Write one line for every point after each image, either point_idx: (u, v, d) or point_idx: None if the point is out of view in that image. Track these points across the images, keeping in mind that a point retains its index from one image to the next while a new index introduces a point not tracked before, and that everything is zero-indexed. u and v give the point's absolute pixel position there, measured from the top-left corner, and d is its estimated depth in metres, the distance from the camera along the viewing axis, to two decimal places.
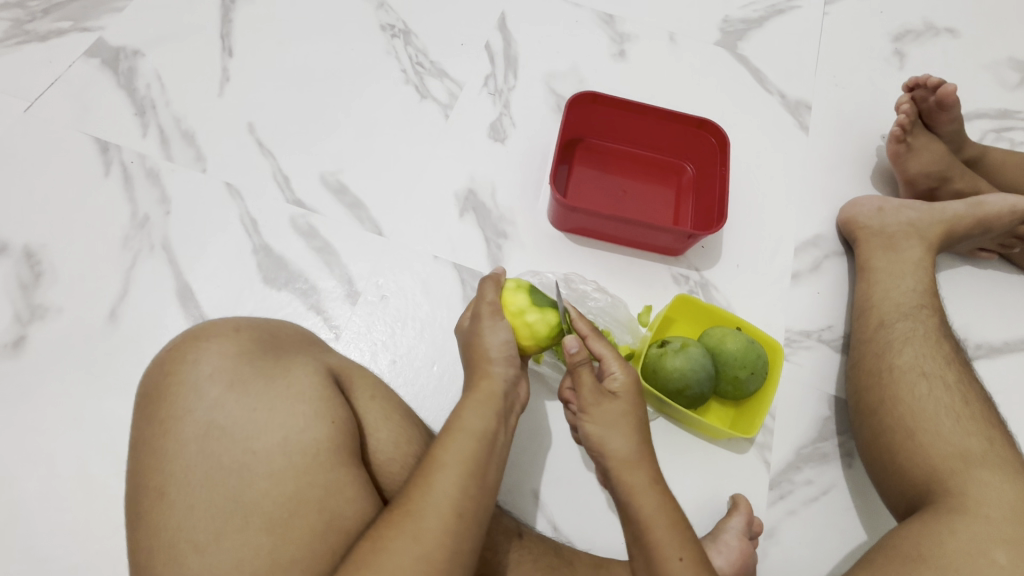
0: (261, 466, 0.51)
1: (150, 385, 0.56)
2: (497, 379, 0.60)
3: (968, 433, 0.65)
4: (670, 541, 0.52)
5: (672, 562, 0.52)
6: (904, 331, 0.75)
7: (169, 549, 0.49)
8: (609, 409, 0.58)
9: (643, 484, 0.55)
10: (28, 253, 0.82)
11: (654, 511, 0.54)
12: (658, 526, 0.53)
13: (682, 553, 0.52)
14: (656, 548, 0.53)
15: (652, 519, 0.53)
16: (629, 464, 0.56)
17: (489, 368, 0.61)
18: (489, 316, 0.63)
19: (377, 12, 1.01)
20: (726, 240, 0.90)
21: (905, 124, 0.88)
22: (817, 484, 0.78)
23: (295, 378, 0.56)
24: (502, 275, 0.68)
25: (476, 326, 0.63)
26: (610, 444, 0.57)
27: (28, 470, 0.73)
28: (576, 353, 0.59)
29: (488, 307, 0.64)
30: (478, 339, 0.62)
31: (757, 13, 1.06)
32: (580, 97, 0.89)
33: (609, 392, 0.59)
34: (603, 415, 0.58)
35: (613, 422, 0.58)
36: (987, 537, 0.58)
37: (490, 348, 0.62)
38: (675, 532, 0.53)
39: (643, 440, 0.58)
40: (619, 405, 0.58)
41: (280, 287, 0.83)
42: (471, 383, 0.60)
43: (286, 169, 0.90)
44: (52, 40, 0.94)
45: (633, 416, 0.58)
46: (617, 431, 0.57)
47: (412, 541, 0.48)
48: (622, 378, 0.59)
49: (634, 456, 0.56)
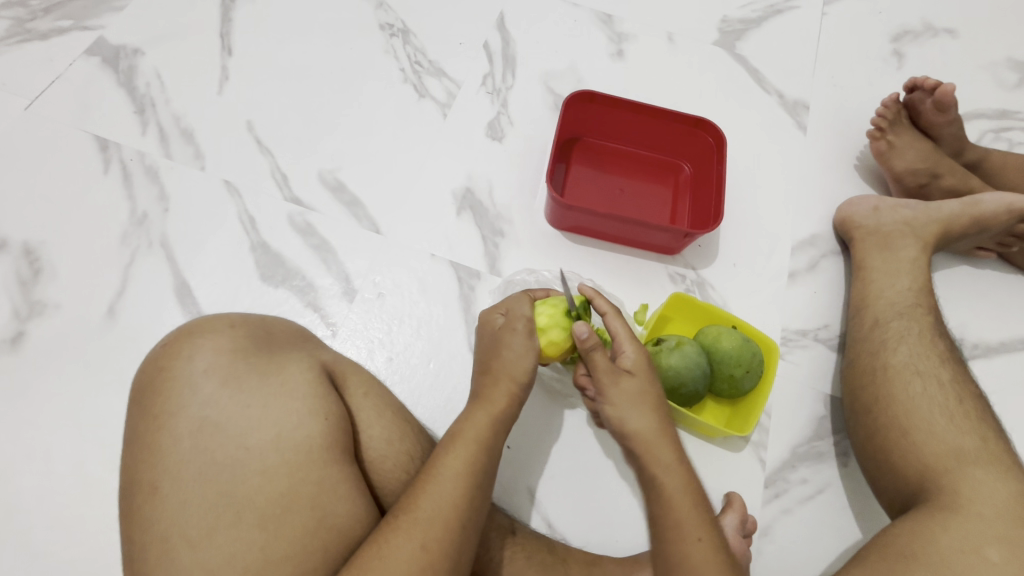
0: (255, 461, 0.52)
1: (144, 381, 0.56)
2: (509, 393, 0.61)
3: (962, 432, 0.65)
4: (689, 519, 0.53)
5: (691, 543, 0.52)
6: (899, 330, 0.75)
7: (161, 544, 0.49)
8: (624, 387, 0.60)
9: (666, 460, 0.56)
10: (28, 249, 0.83)
11: (677, 490, 0.54)
12: (679, 504, 0.53)
13: (701, 534, 0.52)
14: (675, 525, 0.53)
15: (672, 498, 0.54)
16: (651, 440, 0.57)
17: (509, 384, 0.61)
18: (523, 332, 0.65)
19: (376, 12, 1.01)
20: (723, 238, 0.90)
21: (883, 123, 0.91)
22: (813, 483, 0.78)
23: (288, 374, 0.57)
24: (521, 310, 0.67)
25: (506, 343, 0.64)
26: (630, 423, 0.58)
27: (26, 464, 0.73)
28: (586, 338, 0.61)
29: (521, 316, 0.66)
30: (504, 354, 0.64)
31: (755, 13, 1.06)
32: (577, 96, 0.89)
33: (622, 371, 0.61)
34: (620, 398, 0.59)
35: (631, 400, 0.59)
36: (980, 534, 0.58)
37: (512, 368, 0.62)
38: (695, 514, 0.53)
39: (663, 420, 0.59)
40: (633, 385, 0.60)
41: (277, 285, 0.84)
42: (480, 390, 0.62)
43: (284, 168, 0.90)
44: (54, 38, 0.95)
45: (648, 395, 0.60)
46: (635, 410, 0.59)
47: (419, 546, 0.48)
48: (634, 357, 0.62)
49: (656, 435, 0.57)
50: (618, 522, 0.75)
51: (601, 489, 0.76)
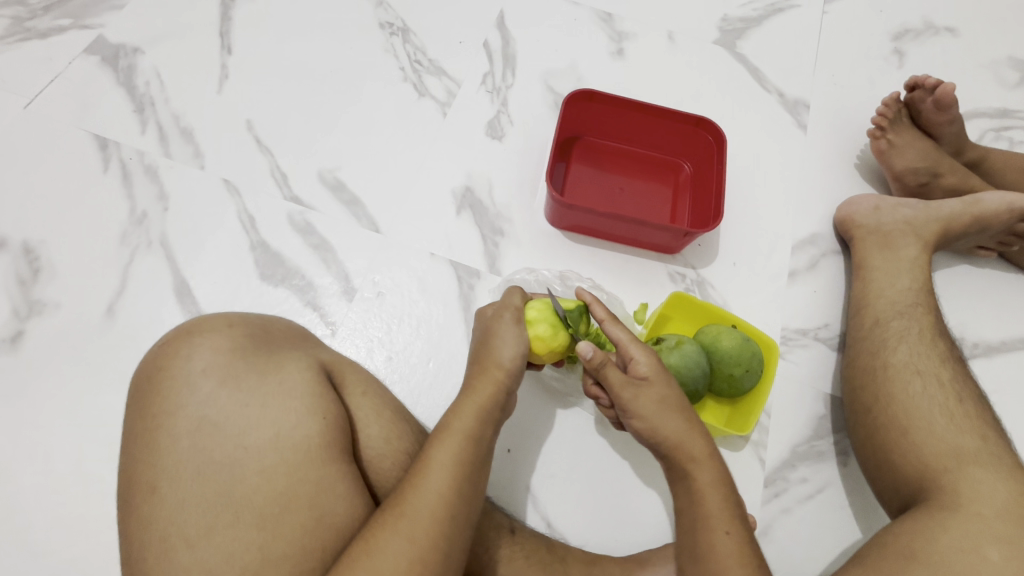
0: (253, 461, 0.52)
1: (142, 380, 0.56)
2: (497, 382, 0.61)
3: (961, 432, 0.65)
4: (717, 512, 0.53)
5: (719, 535, 0.52)
6: (898, 329, 0.74)
7: (159, 544, 0.49)
8: (647, 396, 0.59)
9: (701, 452, 0.56)
10: (27, 248, 0.83)
11: (709, 482, 0.55)
12: (710, 498, 0.54)
13: (729, 527, 0.53)
14: (705, 518, 0.53)
15: (704, 492, 0.54)
16: (683, 440, 0.56)
17: (496, 372, 0.62)
18: (511, 321, 0.66)
19: (376, 11, 1.01)
20: (723, 237, 0.90)
21: (883, 122, 0.90)
22: (812, 482, 0.78)
23: (287, 374, 0.57)
24: (513, 302, 0.69)
25: (499, 335, 0.65)
26: (663, 430, 0.57)
27: (25, 463, 0.73)
28: (592, 356, 0.60)
29: (512, 310, 0.68)
30: (496, 344, 0.64)
31: (756, 12, 1.06)
32: (576, 95, 0.89)
33: (638, 378, 0.60)
34: (645, 407, 0.58)
35: (655, 406, 0.58)
36: (980, 534, 0.58)
37: (501, 356, 0.63)
38: (723, 507, 0.54)
39: (691, 419, 0.58)
40: (654, 390, 0.59)
41: (276, 284, 0.84)
42: (471, 381, 0.61)
43: (283, 167, 0.90)
44: (53, 37, 0.95)
45: (670, 396, 0.59)
46: (661, 415, 0.58)
47: (408, 542, 0.48)
48: (645, 361, 0.60)
49: (686, 433, 0.57)
50: (618, 521, 0.75)
51: (601, 489, 0.76)
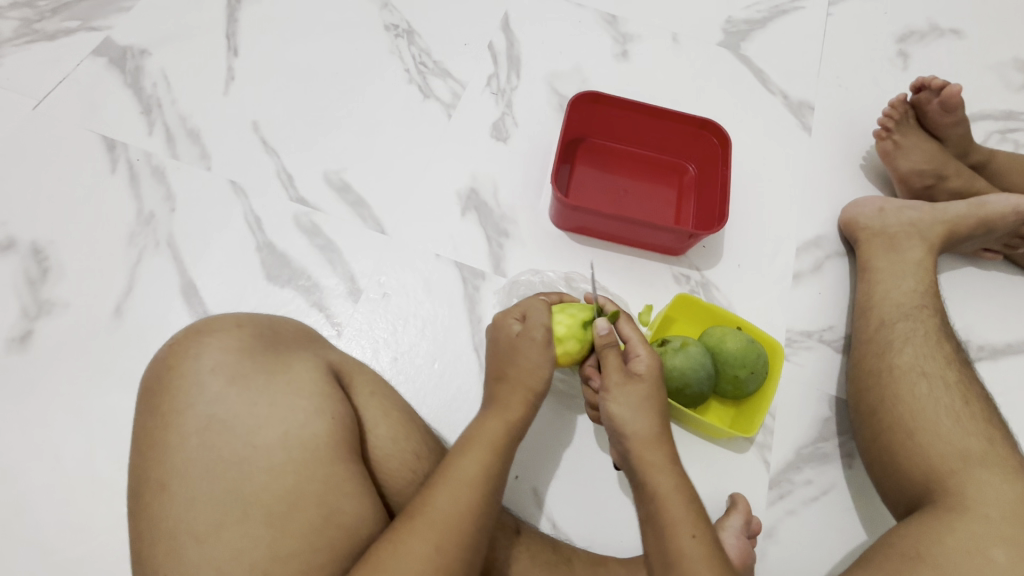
0: (261, 459, 0.52)
1: (152, 379, 0.56)
2: (524, 400, 0.61)
3: (968, 433, 0.65)
4: (682, 518, 0.53)
5: (685, 539, 0.52)
6: (904, 331, 0.75)
7: (168, 541, 0.49)
8: (633, 388, 0.60)
9: (658, 460, 0.56)
10: (36, 249, 0.83)
11: (669, 489, 0.54)
12: (672, 504, 0.54)
13: (695, 530, 0.52)
14: (669, 524, 0.53)
15: (666, 499, 0.54)
16: (649, 444, 0.57)
17: (523, 394, 0.61)
18: (545, 343, 0.63)
19: (381, 12, 1.02)
20: (727, 239, 0.90)
21: (888, 122, 0.91)
22: (817, 484, 0.78)
23: (296, 374, 0.57)
24: (537, 314, 0.66)
25: (520, 347, 0.63)
26: (633, 423, 0.58)
27: (33, 463, 0.73)
28: (604, 335, 0.64)
29: (542, 325, 0.64)
30: (521, 357, 0.63)
31: (760, 14, 1.06)
32: (581, 97, 0.90)
33: (633, 373, 0.61)
34: (626, 397, 0.59)
35: (637, 400, 0.59)
36: (987, 536, 0.58)
37: (527, 374, 0.62)
38: (688, 511, 0.53)
39: (663, 424, 0.59)
40: (642, 386, 0.60)
41: (283, 284, 0.84)
42: (494, 394, 0.62)
43: (289, 168, 0.91)
44: (61, 39, 0.95)
45: (655, 398, 0.60)
46: (639, 411, 0.59)
47: (433, 546, 0.48)
48: (647, 360, 0.62)
49: (654, 438, 0.57)
50: (622, 522, 0.75)
51: (606, 490, 0.76)
